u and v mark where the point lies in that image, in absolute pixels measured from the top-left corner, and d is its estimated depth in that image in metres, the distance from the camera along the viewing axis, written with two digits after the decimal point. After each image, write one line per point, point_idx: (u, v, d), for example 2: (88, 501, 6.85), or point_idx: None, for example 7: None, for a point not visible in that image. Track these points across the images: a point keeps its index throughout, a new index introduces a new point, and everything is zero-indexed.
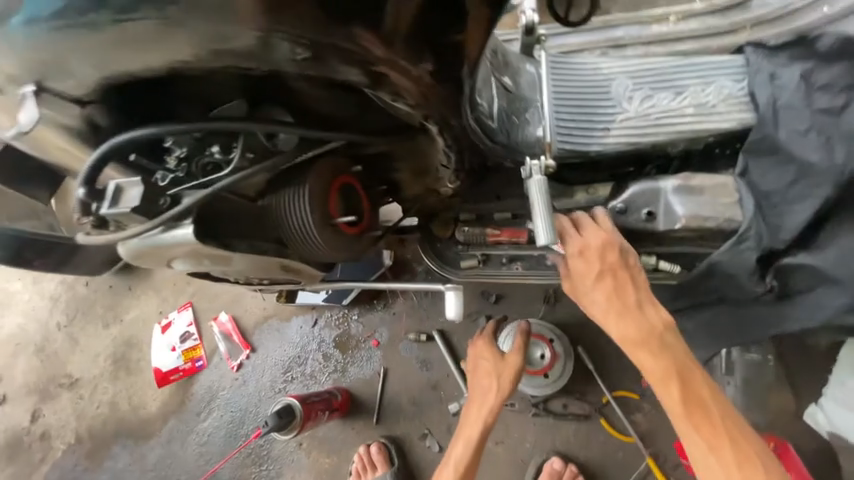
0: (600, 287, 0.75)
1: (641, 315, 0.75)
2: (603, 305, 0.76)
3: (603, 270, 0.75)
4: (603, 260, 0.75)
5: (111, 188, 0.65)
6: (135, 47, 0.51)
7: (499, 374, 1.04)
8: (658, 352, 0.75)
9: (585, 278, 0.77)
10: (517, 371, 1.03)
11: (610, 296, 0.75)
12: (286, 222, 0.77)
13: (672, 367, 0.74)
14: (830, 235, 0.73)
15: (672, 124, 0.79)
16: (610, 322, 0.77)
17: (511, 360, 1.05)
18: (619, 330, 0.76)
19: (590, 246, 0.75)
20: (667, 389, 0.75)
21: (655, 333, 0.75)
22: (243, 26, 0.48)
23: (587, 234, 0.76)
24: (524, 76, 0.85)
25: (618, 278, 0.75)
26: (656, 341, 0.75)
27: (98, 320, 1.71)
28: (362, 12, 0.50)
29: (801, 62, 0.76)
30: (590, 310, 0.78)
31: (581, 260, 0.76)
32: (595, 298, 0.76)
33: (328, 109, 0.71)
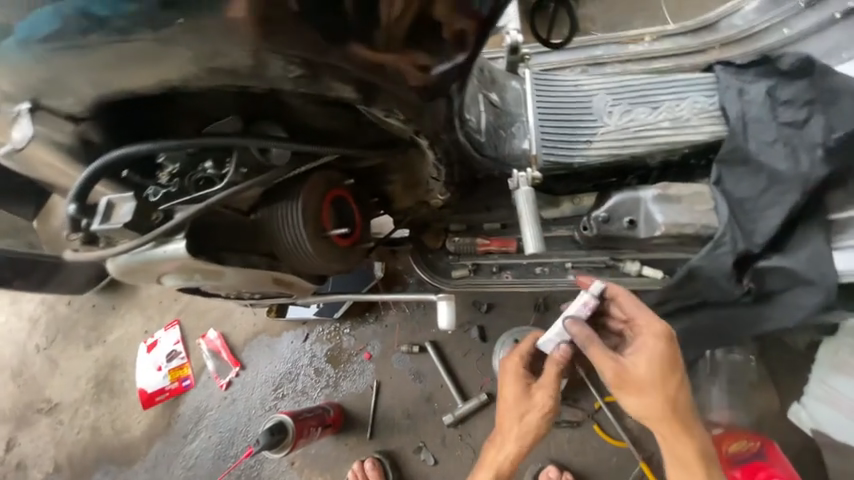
0: (659, 375, 0.75)
1: (684, 404, 0.77)
2: (654, 392, 0.75)
3: (667, 358, 0.75)
4: (668, 348, 0.76)
5: (103, 205, 0.66)
6: (131, 66, 0.52)
7: (522, 405, 0.85)
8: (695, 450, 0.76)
9: (650, 367, 0.76)
10: (546, 406, 0.82)
11: (666, 384, 0.75)
12: (279, 235, 0.78)
13: (701, 455, 0.76)
14: (800, 239, 0.77)
15: (650, 136, 0.83)
16: (666, 413, 0.75)
17: (541, 390, 0.84)
18: (661, 416, 0.75)
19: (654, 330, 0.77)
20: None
21: (690, 422, 0.77)
22: (240, 47, 0.50)
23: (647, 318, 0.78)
24: (510, 93, 0.87)
25: (675, 367, 0.76)
26: (689, 427, 0.77)
27: (79, 341, 1.66)
28: (355, 33, 0.52)
29: (765, 79, 0.82)
30: (645, 396, 0.75)
31: (648, 345, 0.76)
32: (649, 385, 0.75)
33: (322, 124, 0.73)
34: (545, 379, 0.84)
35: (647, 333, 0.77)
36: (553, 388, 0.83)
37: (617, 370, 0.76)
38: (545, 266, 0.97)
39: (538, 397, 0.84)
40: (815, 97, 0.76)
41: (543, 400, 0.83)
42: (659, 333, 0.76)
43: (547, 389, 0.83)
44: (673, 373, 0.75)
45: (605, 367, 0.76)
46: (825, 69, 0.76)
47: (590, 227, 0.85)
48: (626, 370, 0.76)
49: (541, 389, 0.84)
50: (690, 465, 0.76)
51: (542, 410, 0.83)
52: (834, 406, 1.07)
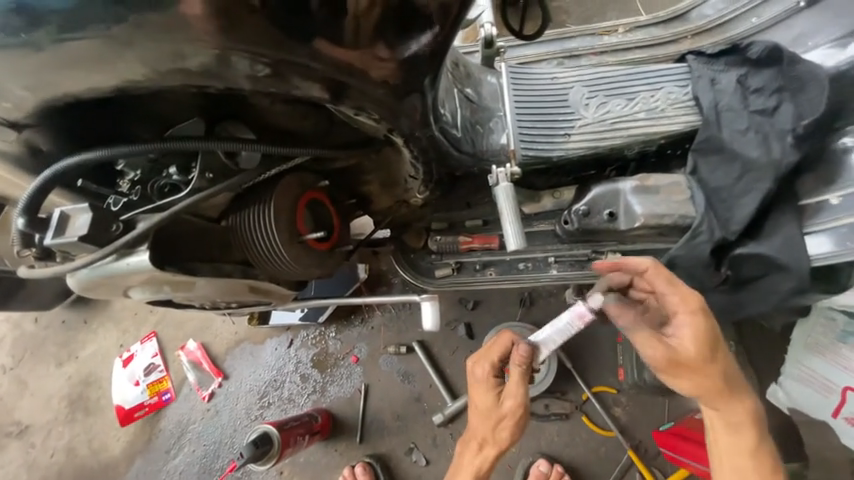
0: (705, 353, 0.70)
1: (730, 374, 0.74)
2: (703, 369, 0.71)
3: (710, 335, 0.70)
4: (707, 323, 0.70)
5: (56, 217, 0.61)
6: (77, 65, 0.48)
7: (493, 414, 0.81)
8: (736, 406, 0.76)
9: (694, 338, 0.70)
10: (512, 414, 0.79)
11: (713, 360, 0.71)
12: (251, 241, 0.75)
13: (749, 416, 0.76)
14: (774, 225, 0.78)
15: (627, 128, 0.83)
16: (708, 378, 0.72)
17: (509, 397, 0.80)
18: (709, 389, 0.73)
19: (693, 303, 0.71)
20: (742, 435, 0.77)
21: (739, 388, 0.75)
22: (198, 45, 0.47)
23: (680, 291, 0.71)
24: (486, 87, 0.87)
25: (716, 343, 0.71)
26: (739, 393, 0.75)
27: (49, 360, 1.58)
28: (319, 27, 0.50)
29: (735, 68, 0.83)
30: (688, 364, 0.71)
31: (689, 322, 0.70)
32: (698, 364, 0.71)
33: (292, 124, 0.70)
34: (510, 387, 0.80)
35: (682, 309, 0.71)
36: (521, 396, 0.79)
37: (666, 353, 0.71)
38: (529, 262, 0.97)
39: (507, 404, 0.80)
40: (785, 84, 0.77)
41: (512, 408, 0.80)
42: (696, 307, 0.71)
43: (516, 396, 0.79)
44: (716, 349, 0.71)
45: (651, 350, 0.72)
46: (792, 58, 0.78)
47: (571, 221, 0.86)
48: (675, 351, 0.71)
49: (509, 394, 0.80)
50: (740, 427, 0.76)
51: (513, 417, 0.80)
52: (808, 384, 1.12)
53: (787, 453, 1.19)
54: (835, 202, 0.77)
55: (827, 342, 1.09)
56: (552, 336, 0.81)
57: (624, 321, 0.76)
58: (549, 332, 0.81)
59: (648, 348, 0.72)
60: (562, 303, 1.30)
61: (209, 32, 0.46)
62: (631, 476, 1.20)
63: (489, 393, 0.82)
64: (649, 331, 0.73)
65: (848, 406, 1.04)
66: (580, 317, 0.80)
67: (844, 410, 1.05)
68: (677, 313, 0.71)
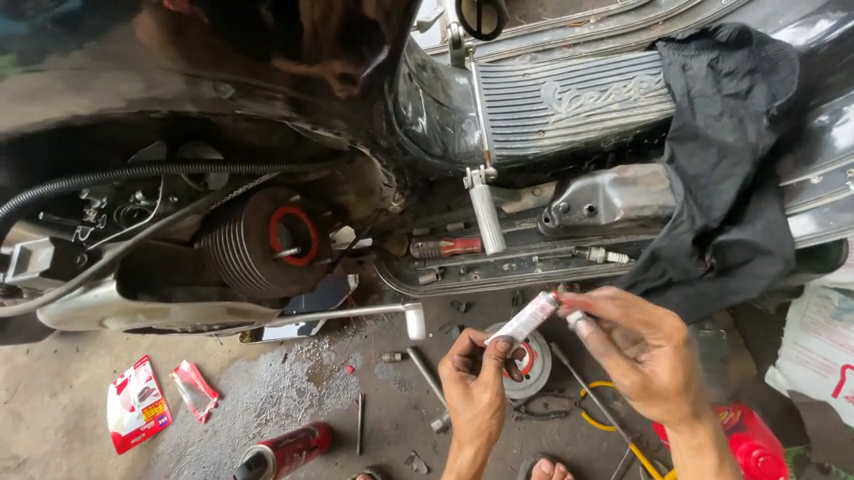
0: (682, 381, 0.69)
1: (699, 399, 0.73)
2: (677, 396, 0.70)
3: (687, 363, 0.70)
4: (685, 351, 0.70)
5: (17, 253, 0.60)
6: (21, 101, 0.46)
7: (468, 408, 0.78)
8: (698, 428, 0.74)
9: (675, 369, 0.69)
10: (490, 404, 0.76)
11: (687, 389, 0.70)
12: (224, 263, 0.73)
13: (712, 438, 0.75)
14: (755, 209, 0.77)
15: (601, 120, 0.81)
16: (680, 405, 0.70)
17: (483, 391, 0.77)
18: (679, 418, 0.72)
19: (672, 335, 0.70)
20: (702, 458, 0.75)
21: (705, 409, 0.74)
22: (143, 72, 0.45)
23: (661, 323, 0.70)
24: (456, 88, 0.86)
25: (692, 371, 0.71)
26: (704, 413, 0.74)
27: (44, 390, 1.56)
28: (275, 44, 0.48)
29: (706, 53, 0.81)
30: (665, 393, 0.69)
31: (668, 354, 0.70)
32: (672, 394, 0.69)
33: (257, 140, 0.69)
34: (486, 377, 0.77)
35: (665, 341, 0.70)
36: (497, 385, 0.76)
37: (640, 381, 0.68)
38: (513, 262, 0.96)
39: (484, 398, 0.77)
40: (755, 66, 0.77)
41: (489, 399, 0.76)
42: (677, 338, 0.70)
43: (491, 388, 0.76)
44: (690, 377, 0.70)
45: (626, 379, 0.68)
46: (762, 38, 0.77)
47: (552, 219, 0.85)
48: (650, 379, 0.69)
49: (485, 387, 0.77)
50: (702, 449, 0.75)
51: (489, 409, 0.76)
52: (807, 365, 1.12)
53: (791, 437, 1.18)
54: (816, 181, 0.76)
55: (822, 320, 1.11)
56: (518, 329, 0.78)
57: (599, 347, 0.69)
58: (516, 325, 0.78)
59: (623, 377, 0.68)
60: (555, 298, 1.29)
61: (150, 56, 0.44)
62: (635, 470, 1.18)
63: (462, 384, 0.82)
64: (625, 358, 0.68)
65: (848, 385, 1.07)
66: (542, 309, 0.75)
67: (844, 389, 1.08)
68: (659, 344, 0.71)
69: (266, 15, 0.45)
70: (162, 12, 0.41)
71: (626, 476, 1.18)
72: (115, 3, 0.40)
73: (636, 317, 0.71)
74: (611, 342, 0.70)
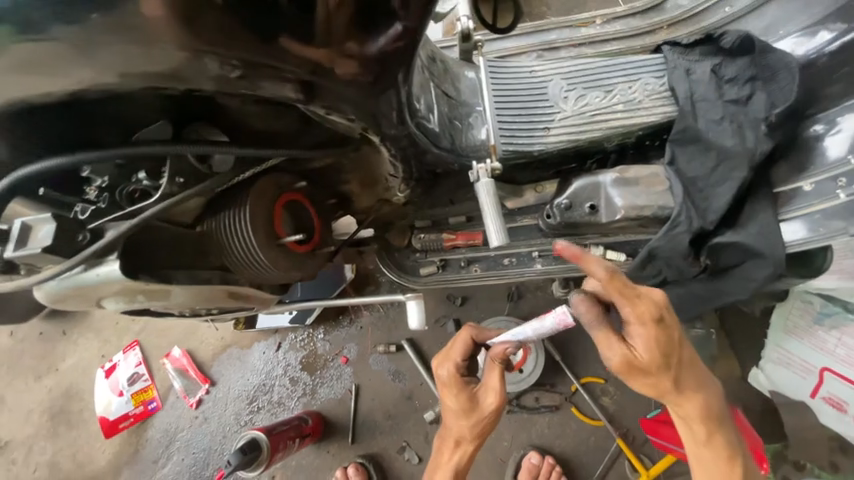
0: (661, 357, 0.68)
1: (686, 371, 0.73)
2: (661, 371, 0.69)
3: (664, 340, 0.67)
4: (658, 328, 0.67)
5: (17, 228, 0.59)
6: (32, 71, 0.45)
7: (471, 413, 0.80)
8: (693, 400, 0.74)
9: (648, 345, 0.67)
10: (494, 411, 0.78)
11: (668, 364, 0.69)
12: (228, 246, 0.73)
13: (706, 408, 0.75)
14: (749, 214, 0.79)
15: (605, 120, 0.82)
16: (664, 378, 0.71)
17: (488, 396, 0.80)
18: (666, 390, 0.73)
19: (644, 311, 0.66)
20: (697, 427, 0.77)
21: (696, 385, 0.74)
22: (157, 47, 0.45)
23: (635, 301, 0.66)
24: (465, 82, 0.86)
25: (670, 346, 0.69)
26: (695, 391, 0.75)
27: (28, 373, 1.53)
28: (286, 27, 0.48)
29: (710, 58, 0.83)
30: (643, 368, 0.69)
31: (640, 333, 0.67)
32: (652, 369, 0.68)
33: (263, 125, 0.68)
34: (491, 382, 0.80)
35: (636, 319, 0.67)
36: (501, 391, 0.80)
37: (624, 360, 0.68)
38: (513, 257, 0.98)
39: (488, 401, 0.80)
40: (756, 74, 0.79)
41: (492, 405, 0.80)
42: (649, 314, 0.66)
43: (496, 394, 0.79)
44: (670, 353, 0.69)
45: (610, 354, 0.69)
46: (763, 47, 0.79)
47: (553, 215, 0.86)
48: (631, 358, 0.68)
49: (489, 391, 0.80)
50: (695, 420, 0.76)
51: (492, 413, 0.80)
52: (789, 367, 1.16)
53: (770, 435, 1.23)
54: (809, 188, 0.78)
55: (804, 325, 1.14)
56: (530, 335, 0.75)
57: (591, 321, 0.69)
58: (527, 330, 0.75)
59: (607, 353, 0.69)
60: (549, 295, 1.32)
61: (165, 32, 0.44)
62: (621, 464, 1.22)
63: (462, 388, 0.81)
64: (612, 332, 0.69)
65: (825, 386, 1.11)
66: (560, 321, 0.72)
67: (822, 390, 1.12)
68: (630, 323, 0.67)
69: None
70: None
71: (612, 469, 1.22)
72: None
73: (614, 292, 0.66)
74: (600, 318, 0.69)
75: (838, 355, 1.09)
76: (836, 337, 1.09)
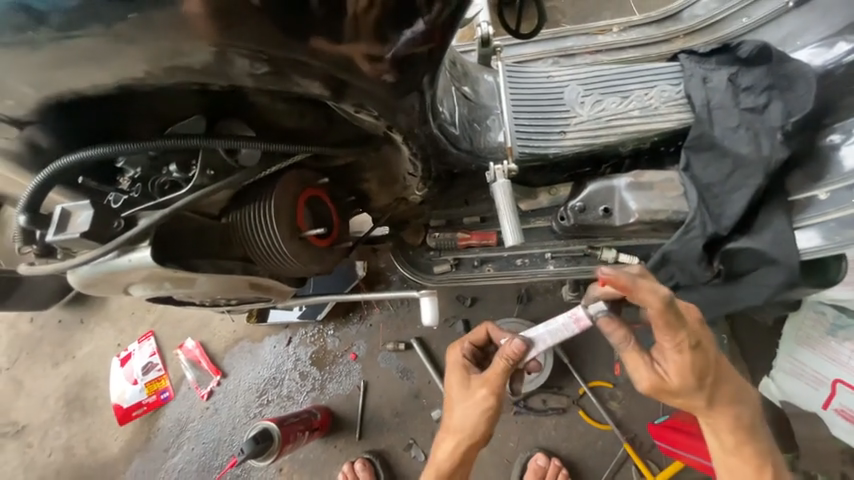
0: (692, 381, 0.72)
1: (720, 389, 0.75)
2: (691, 389, 0.73)
3: (698, 365, 0.71)
4: (694, 353, 0.70)
5: (57, 215, 0.63)
6: (80, 63, 0.48)
7: (462, 397, 0.81)
8: (725, 414, 0.77)
9: (681, 370, 0.71)
10: (483, 400, 0.78)
11: (699, 385, 0.72)
12: (252, 239, 0.75)
13: (738, 423, 0.77)
14: (764, 221, 0.80)
15: (621, 125, 0.84)
16: (694, 396, 0.74)
17: (481, 386, 0.80)
18: (698, 405, 0.76)
19: (682, 339, 0.69)
20: (729, 441, 0.79)
21: (727, 401, 0.76)
22: (199, 43, 0.48)
23: (676, 330, 0.69)
24: (483, 85, 0.88)
25: (704, 371, 0.72)
26: (727, 406, 0.76)
27: (46, 359, 1.57)
28: (318, 26, 0.50)
29: (726, 67, 0.84)
30: (673, 389, 0.73)
31: (673, 356, 0.71)
32: (680, 389, 0.73)
33: (290, 122, 0.70)
34: (489, 373, 0.79)
35: (672, 346, 0.70)
36: (498, 384, 0.79)
37: (651, 380, 0.73)
38: (526, 258, 0.99)
39: (479, 392, 0.80)
40: (774, 83, 0.79)
41: (485, 396, 0.79)
42: (687, 343, 0.69)
43: (491, 386, 0.79)
44: (704, 376, 0.72)
45: (638, 373, 0.75)
46: (781, 56, 0.79)
47: (567, 217, 0.87)
48: (661, 378, 0.73)
49: (484, 383, 0.80)
50: (727, 434, 0.78)
51: (484, 406, 0.79)
52: (800, 378, 1.16)
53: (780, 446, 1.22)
54: (824, 197, 0.79)
55: (816, 336, 1.13)
56: (544, 336, 0.79)
57: (619, 341, 0.76)
58: (542, 331, 0.79)
59: (634, 370, 0.75)
60: (559, 298, 1.32)
61: (206, 28, 0.46)
62: (627, 469, 1.22)
63: (461, 372, 0.84)
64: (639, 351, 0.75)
65: (837, 398, 1.10)
66: (576, 321, 0.77)
67: (834, 402, 1.11)
68: (666, 347, 0.71)
69: None
70: None
71: (619, 474, 1.22)
72: None
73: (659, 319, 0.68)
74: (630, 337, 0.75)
75: (850, 366, 1.08)
76: (849, 349, 1.08)
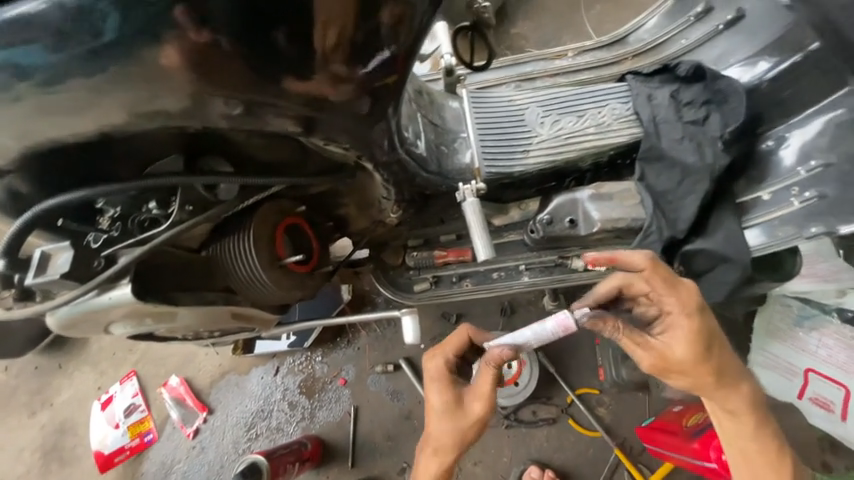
0: (700, 352, 0.71)
1: (728, 365, 0.75)
2: (701, 364, 0.72)
3: (710, 342, 0.71)
4: (698, 319, 0.72)
5: (37, 256, 0.66)
6: (60, 113, 0.52)
7: (457, 416, 0.81)
8: (734, 390, 0.77)
9: (689, 339, 0.71)
10: (480, 418, 0.80)
11: (708, 357, 0.72)
12: (233, 269, 0.77)
13: (745, 399, 0.78)
14: (717, 223, 0.86)
15: (578, 143, 0.90)
16: (706, 372, 0.73)
17: (476, 403, 0.82)
18: (709, 384, 0.75)
19: (685, 301, 0.72)
20: (740, 417, 0.79)
21: (735, 377, 0.76)
22: (175, 90, 0.52)
23: (677, 293, 0.73)
24: (449, 111, 0.94)
25: (710, 341, 0.72)
26: (735, 382, 0.77)
27: (22, 409, 1.51)
28: (288, 67, 0.54)
29: (669, 85, 0.93)
30: (686, 364, 0.72)
31: (682, 323, 0.71)
32: (691, 363, 0.72)
33: (266, 156, 0.73)
34: (482, 389, 0.81)
35: (676, 310, 0.72)
36: (492, 400, 0.81)
37: (656, 356, 0.72)
38: (501, 271, 1.03)
39: (475, 408, 0.82)
40: (710, 98, 0.88)
41: (479, 412, 0.81)
42: (690, 305, 0.72)
43: (486, 402, 0.81)
44: (710, 346, 0.72)
45: (642, 351, 0.74)
46: (714, 74, 0.88)
47: (537, 230, 0.92)
48: (669, 351, 0.72)
49: (477, 398, 0.82)
50: (737, 410, 0.79)
51: (477, 421, 0.81)
52: (774, 369, 1.21)
53: None
54: (768, 197, 0.86)
55: (786, 328, 1.20)
56: (529, 340, 0.77)
57: (613, 331, 0.75)
58: (526, 335, 0.77)
59: (636, 350, 0.74)
60: (542, 308, 1.36)
61: (179, 77, 0.50)
62: (620, 475, 1.23)
63: (448, 387, 0.85)
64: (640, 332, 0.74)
65: (811, 387, 1.17)
66: (562, 327, 0.75)
67: (808, 391, 1.17)
68: (672, 314, 0.72)
69: (280, 37, 0.51)
70: (189, 44, 0.48)
71: None
72: (146, 32, 0.47)
73: (653, 282, 0.73)
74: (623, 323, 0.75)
75: (820, 355, 1.16)
76: (817, 338, 1.16)
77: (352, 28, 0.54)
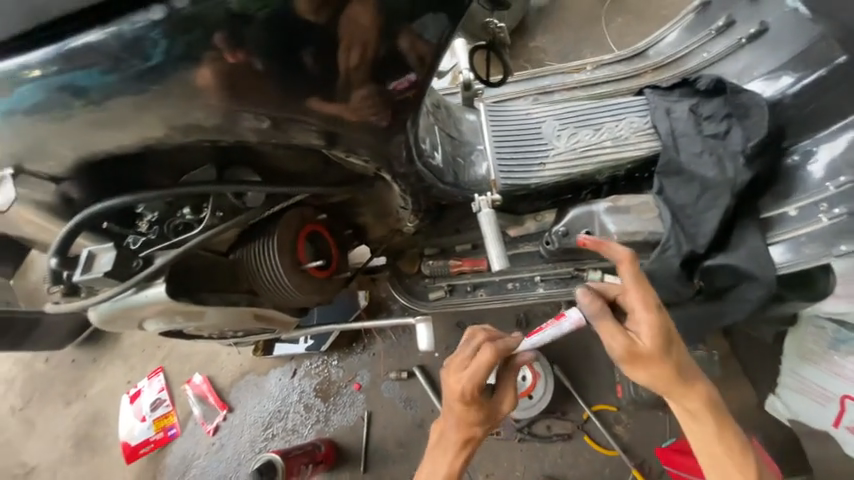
0: (662, 345, 0.70)
1: (687, 362, 0.74)
2: (664, 358, 0.70)
3: (667, 327, 0.70)
4: (661, 312, 0.71)
5: (85, 256, 0.72)
6: (110, 127, 0.57)
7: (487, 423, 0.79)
8: (699, 390, 0.74)
9: (652, 330, 0.69)
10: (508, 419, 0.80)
11: (670, 350, 0.71)
12: (257, 272, 0.82)
13: (708, 400, 0.75)
14: (739, 238, 0.84)
15: (595, 156, 0.91)
16: (669, 366, 0.71)
17: (504, 405, 0.81)
18: (671, 381, 0.72)
19: (649, 295, 0.71)
20: (706, 421, 0.75)
21: (696, 375, 0.74)
22: (211, 107, 0.56)
23: (641, 285, 0.71)
24: (466, 124, 0.97)
25: (672, 333, 0.71)
26: (697, 381, 0.74)
27: (58, 399, 1.61)
28: (314, 86, 0.58)
29: (688, 98, 0.92)
30: (650, 356, 0.70)
31: (646, 317, 0.70)
32: (654, 355, 0.70)
33: (291, 166, 0.78)
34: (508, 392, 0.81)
35: (639, 304, 0.70)
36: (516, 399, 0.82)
37: (628, 348, 0.69)
38: (516, 282, 1.04)
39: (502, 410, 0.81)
40: (731, 111, 0.87)
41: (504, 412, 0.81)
42: (653, 300, 0.71)
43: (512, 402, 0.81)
44: (672, 339, 0.71)
45: (615, 343, 0.70)
46: (735, 89, 0.88)
47: (553, 242, 0.92)
48: (635, 343, 0.70)
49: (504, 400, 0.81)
50: (701, 413, 0.75)
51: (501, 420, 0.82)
52: (806, 393, 1.14)
53: None
54: (794, 213, 0.83)
55: (818, 350, 1.11)
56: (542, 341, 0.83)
57: (595, 313, 0.72)
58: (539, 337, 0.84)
59: (611, 341, 0.70)
60: None
61: (215, 94, 0.55)
62: None
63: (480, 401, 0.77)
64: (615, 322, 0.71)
65: (848, 415, 1.07)
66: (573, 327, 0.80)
67: (845, 419, 1.08)
68: (635, 309, 0.71)
69: (306, 58, 0.55)
70: (225, 65, 0.53)
71: None
72: (188, 55, 0.52)
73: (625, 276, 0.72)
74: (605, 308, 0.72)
75: None
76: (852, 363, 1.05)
77: (376, 51, 0.58)
